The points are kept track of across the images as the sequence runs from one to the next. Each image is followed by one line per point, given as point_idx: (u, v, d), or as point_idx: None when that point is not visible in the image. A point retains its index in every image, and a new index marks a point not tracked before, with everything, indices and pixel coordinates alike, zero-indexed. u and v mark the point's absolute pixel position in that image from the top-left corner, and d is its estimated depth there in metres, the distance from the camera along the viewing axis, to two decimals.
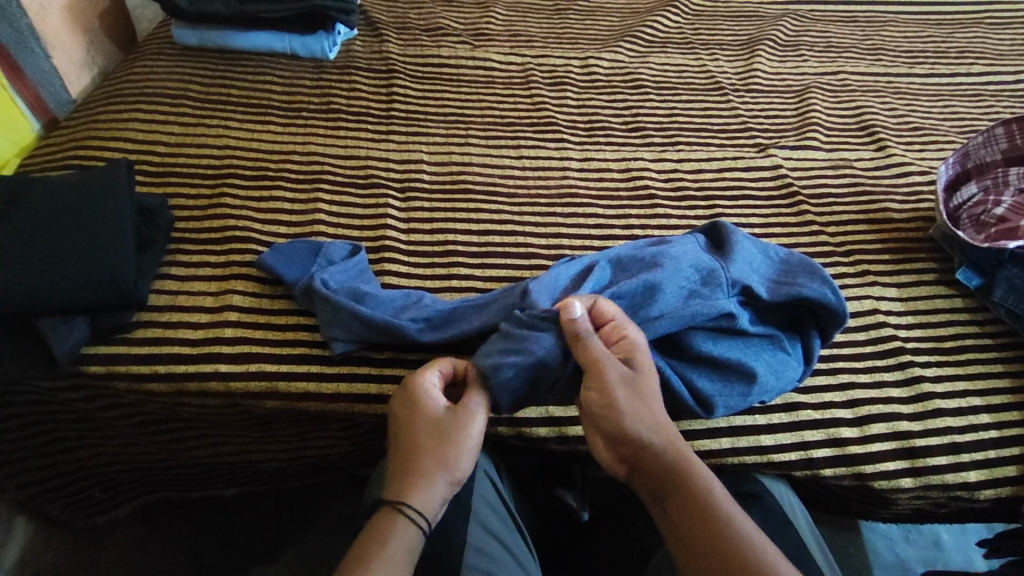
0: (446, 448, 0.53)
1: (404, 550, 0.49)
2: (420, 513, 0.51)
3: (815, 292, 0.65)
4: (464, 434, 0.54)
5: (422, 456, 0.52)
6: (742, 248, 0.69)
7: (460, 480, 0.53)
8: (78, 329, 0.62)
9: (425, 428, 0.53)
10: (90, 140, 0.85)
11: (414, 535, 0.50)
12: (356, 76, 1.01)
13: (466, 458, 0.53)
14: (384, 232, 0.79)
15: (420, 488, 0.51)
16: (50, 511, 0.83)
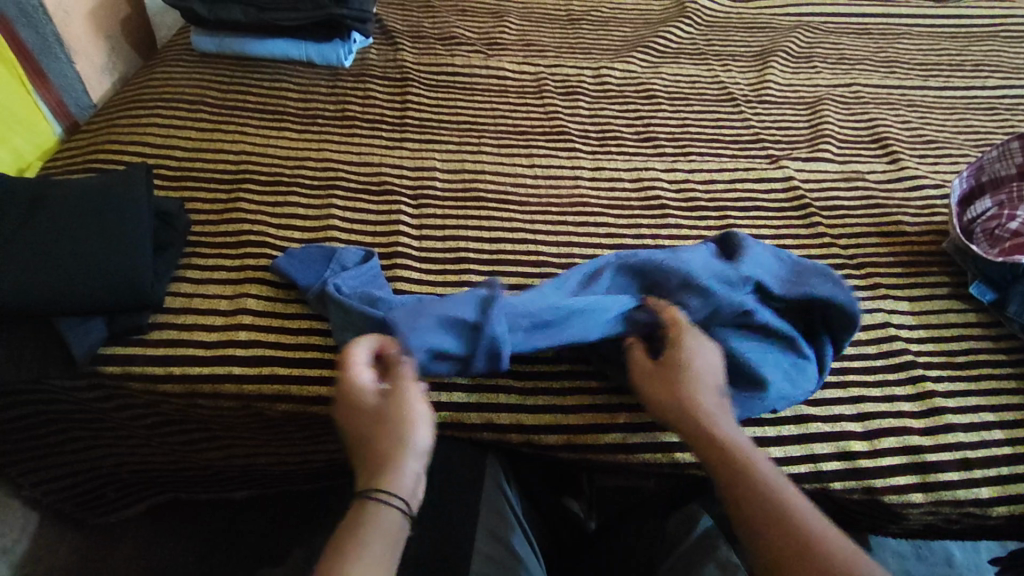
0: (399, 425, 0.51)
1: (390, 533, 0.47)
2: (393, 493, 0.49)
3: (827, 293, 0.67)
4: (409, 406, 0.52)
5: (378, 443, 0.51)
6: (756, 253, 0.70)
7: (424, 450, 0.52)
8: (96, 329, 0.63)
9: (372, 414, 0.52)
10: (110, 144, 0.87)
11: (396, 517, 0.48)
12: (370, 84, 1.03)
13: (422, 429, 0.52)
14: (396, 238, 0.80)
15: (388, 473, 0.49)
16: (63, 509, 0.84)
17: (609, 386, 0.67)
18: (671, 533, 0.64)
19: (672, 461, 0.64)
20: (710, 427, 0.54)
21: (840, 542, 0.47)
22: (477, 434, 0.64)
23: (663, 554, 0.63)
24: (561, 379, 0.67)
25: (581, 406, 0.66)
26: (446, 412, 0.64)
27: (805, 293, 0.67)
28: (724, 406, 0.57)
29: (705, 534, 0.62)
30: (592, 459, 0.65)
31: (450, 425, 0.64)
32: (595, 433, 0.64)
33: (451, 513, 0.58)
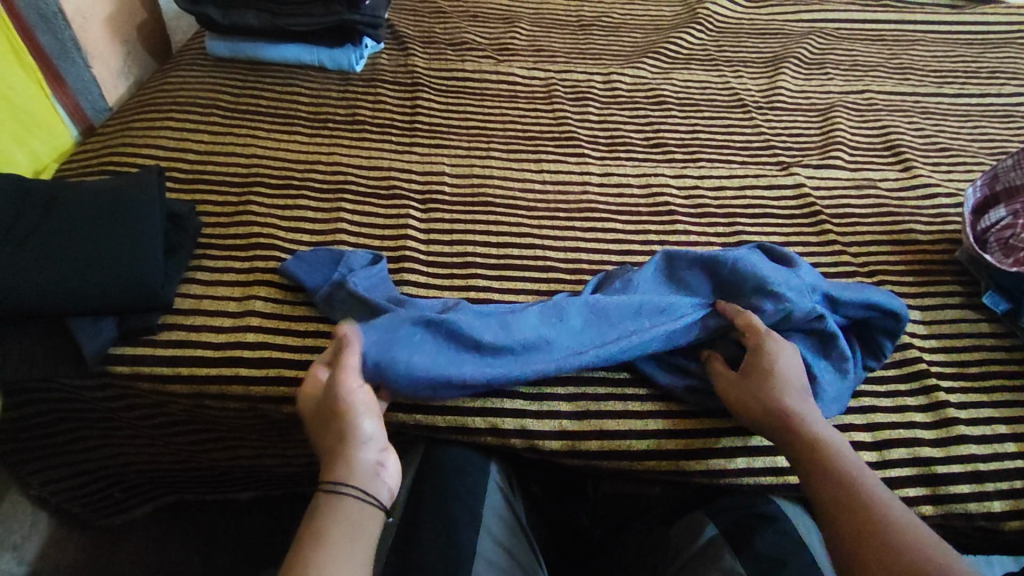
0: (341, 418, 0.53)
1: (350, 518, 0.49)
2: (346, 481, 0.50)
3: (886, 300, 0.68)
4: (346, 396, 0.54)
5: (328, 440, 0.53)
6: (805, 261, 0.72)
7: (374, 437, 0.53)
8: (106, 329, 0.64)
9: (321, 415, 0.55)
10: (124, 147, 0.88)
11: (354, 503, 0.49)
12: (381, 89, 1.04)
13: (365, 418, 0.54)
14: (404, 242, 0.80)
15: (340, 466, 0.51)
16: (72, 507, 0.85)
17: (614, 392, 0.67)
18: (676, 543, 0.63)
19: (674, 467, 0.64)
20: (801, 429, 0.57)
21: (922, 534, 0.48)
22: (481, 438, 0.64)
23: (667, 561, 0.62)
24: (566, 383, 0.67)
25: (586, 411, 0.65)
26: (450, 416, 0.64)
27: (864, 298, 0.68)
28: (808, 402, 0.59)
29: (711, 541, 0.60)
30: (597, 466, 0.64)
31: (454, 429, 0.64)
32: (599, 439, 0.64)
33: (447, 510, 0.58)
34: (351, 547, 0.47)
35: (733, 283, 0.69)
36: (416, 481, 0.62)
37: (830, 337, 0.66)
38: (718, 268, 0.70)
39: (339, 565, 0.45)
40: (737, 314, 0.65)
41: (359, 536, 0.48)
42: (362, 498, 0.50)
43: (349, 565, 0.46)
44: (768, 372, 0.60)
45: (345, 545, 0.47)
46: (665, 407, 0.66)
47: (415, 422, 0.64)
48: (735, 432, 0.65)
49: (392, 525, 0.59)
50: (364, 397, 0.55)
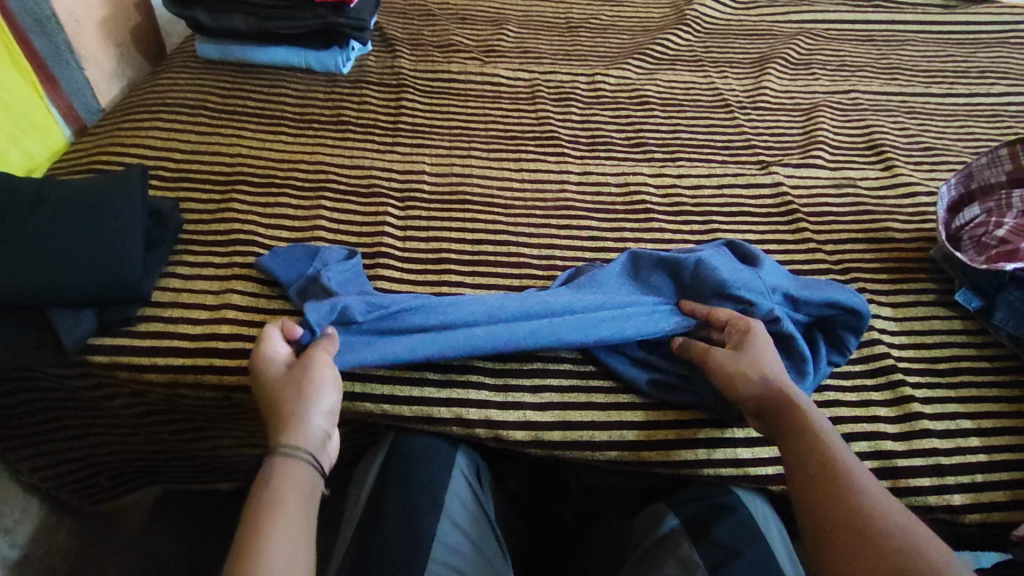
0: (306, 388, 0.55)
1: (302, 483, 0.49)
2: (300, 446, 0.51)
3: (845, 298, 0.69)
4: (315, 371, 0.56)
5: (284, 404, 0.54)
6: (768, 261, 0.73)
7: (331, 413, 0.55)
8: (86, 321, 0.66)
9: (282, 382, 0.56)
10: (113, 147, 0.91)
11: (306, 469, 0.50)
12: (367, 90, 1.06)
13: (329, 394, 0.56)
14: (381, 239, 0.82)
15: (294, 430, 0.52)
16: (60, 495, 0.87)
17: (578, 383, 0.68)
18: (638, 531, 0.64)
19: (636, 458, 0.65)
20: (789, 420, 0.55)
21: (901, 531, 0.46)
22: (446, 428, 0.66)
23: (629, 552, 0.62)
24: (531, 375, 0.69)
25: (549, 402, 0.67)
26: (416, 406, 0.66)
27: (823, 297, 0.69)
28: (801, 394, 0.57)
29: (671, 532, 0.60)
30: (560, 456, 0.66)
31: (419, 419, 0.66)
32: (561, 430, 0.65)
33: (409, 497, 0.59)
34: (303, 512, 0.48)
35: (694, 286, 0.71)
36: (382, 470, 0.63)
37: (787, 338, 0.66)
38: (680, 269, 0.72)
39: (293, 526, 0.46)
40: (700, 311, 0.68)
41: (308, 501, 0.49)
42: (311, 465, 0.51)
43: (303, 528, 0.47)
44: (753, 348, 0.61)
45: (297, 506, 0.48)
46: (630, 397, 0.68)
47: (381, 412, 0.65)
48: (697, 425, 0.66)
49: (358, 511, 0.60)
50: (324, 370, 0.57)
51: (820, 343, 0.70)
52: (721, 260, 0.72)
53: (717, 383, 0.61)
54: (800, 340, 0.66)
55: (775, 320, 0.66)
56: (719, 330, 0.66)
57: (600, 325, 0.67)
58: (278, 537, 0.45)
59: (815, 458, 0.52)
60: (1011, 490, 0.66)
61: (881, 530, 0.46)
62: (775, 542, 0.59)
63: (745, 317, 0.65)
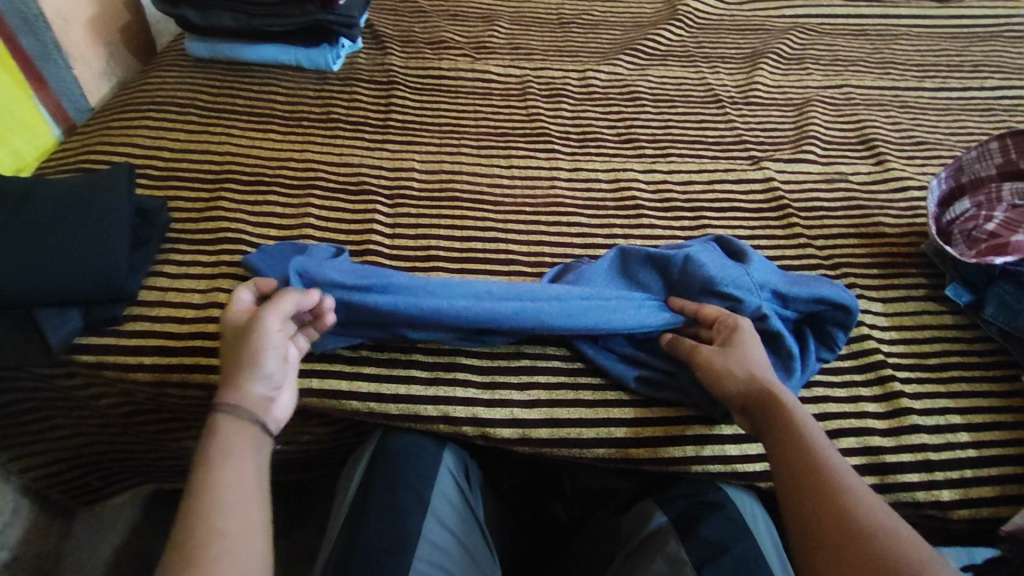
0: (244, 350, 0.54)
1: (240, 440, 0.50)
2: (237, 405, 0.51)
3: (833, 293, 0.69)
4: (255, 331, 0.55)
5: (227, 366, 0.54)
6: (757, 257, 0.73)
7: (272, 372, 0.54)
8: (72, 320, 0.66)
9: (228, 343, 0.56)
10: (102, 146, 0.90)
11: (245, 426, 0.51)
12: (357, 88, 1.05)
13: (269, 353, 0.55)
14: (369, 236, 0.82)
15: (232, 391, 0.52)
16: (51, 494, 0.87)
17: (565, 380, 0.68)
18: (626, 529, 0.64)
19: (623, 455, 0.65)
20: (774, 416, 0.55)
21: (883, 528, 0.46)
22: (434, 426, 0.66)
23: (618, 550, 0.62)
24: (519, 373, 0.69)
25: (536, 399, 0.67)
26: (403, 404, 0.66)
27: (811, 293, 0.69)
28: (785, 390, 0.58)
29: (659, 529, 0.60)
30: (548, 454, 0.66)
31: (407, 417, 0.65)
32: (548, 427, 0.65)
33: (395, 496, 0.59)
34: (245, 466, 0.48)
35: (683, 283, 0.70)
36: (368, 469, 0.62)
37: (776, 336, 0.66)
38: (669, 266, 0.72)
39: (232, 482, 0.46)
40: (686, 307, 0.67)
41: (250, 455, 0.49)
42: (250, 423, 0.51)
43: (244, 481, 0.47)
44: (740, 344, 0.61)
45: (240, 463, 0.48)
46: (617, 393, 0.68)
47: (369, 410, 0.65)
48: (685, 421, 0.66)
49: (344, 510, 0.60)
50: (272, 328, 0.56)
51: (809, 338, 0.70)
52: (711, 257, 0.71)
53: (704, 381, 0.61)
54: (788, 337, 0.66)
55: (763, 316, 0.66)
56: (707, 328, 0.65)
57: (585, 313, 0.67)
58: (218, 493, 0.45)
59: (800, 458, 0.52)
60: (1000, 486, 0.66)
61: (866, 531, 0.46)
62: (762, 537, 0.59)
63: (733, 315, 0.65)
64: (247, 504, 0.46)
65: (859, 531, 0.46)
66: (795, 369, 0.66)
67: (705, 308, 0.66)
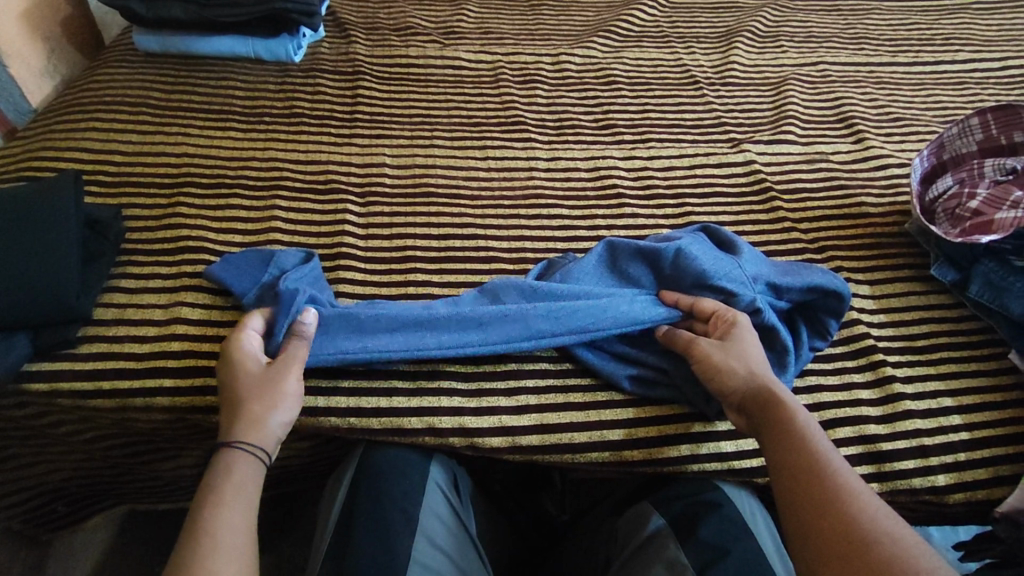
0: (269, 393, 0.55)
1: (247, 483, 0.50)
2: (257, 445, 0.52)
3: (826, 281, 0.67)
4: (281, 380, 0.56)
5: (247, 404, 0.53)
6: (746, 247, 0.71)
7: (291, 421, 0.55)
8: (20, 347, 0.61)
9: (249, 380, 0.55)
10: (45, 150, 0.84)
11: (255, 469, 0.51)
12: (321, 79, 1.00)
13: (291, 403, 0.55)
14: (341, 238, 0.78)
15: (249, 428, 0.52)
16: (13, 525, 0.82)
17: (553, 383, 0.66)
18: (623, 531, 0.62)
19: (617, 458, 0.63)
20: (770, 409, 0.54)
21: (880, 522, 0.45)
22: (418, 439, 0.63)
23: (615, 554, 0.60)
24: (506, 377, 0.66)
25: (525, 404, 0.64)
26: (385, 418, 0.62)
27: (804, 282, 0.67)
28: (778, 382, 0.56)
29: (657, 532, 0.58)
30: (540, 460, 0.64)
31: (390, 431, 0.62)
32: (539, 433, 0.63)
33: (382, 517, 0.56)
34: (246, 510, 0.48)
35: (675, 277, 0.68)
36: (353, 488, 0.59)
37: (770, 329, 0.64)
38: (660, 258, 0.69)
39: (229, 526, 0.46)
40: (681, 302, 0.65)
41: (252, 498, 0.49)
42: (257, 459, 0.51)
43: (244, 525, 0.47)
44: (738, 338, 0.59)
45: (242, 495, 0.49)
46: (608, 393, 0.66)
47: (349, 426, 0.62)
48: (679, 420, 0.65)
49: (327, 534, 0.56)
50: (293, 382, 0.56)
51: (802, 328, 0.69)
52: (701, 249, 0.69)
53: (699, 373, 0.59)
54: (782, 329, 0.64)
55: (758, 310, 0.64)
56: (702, 322, 0.63)
57: (572, 315, 0.64)
58: (217, 532, 0.46)
59: (796, 452, 0.51)
60: (994, 468, 0.65)
61: (868, 539, 0.44)
62: (761, 535, 0.58)
63: (729, 308, 0.63)
64: (241, 551, 0.46)
65: (856, 524, 0.45)
66: (790, 362, 0.65)
67: (702, 302, 0.64)
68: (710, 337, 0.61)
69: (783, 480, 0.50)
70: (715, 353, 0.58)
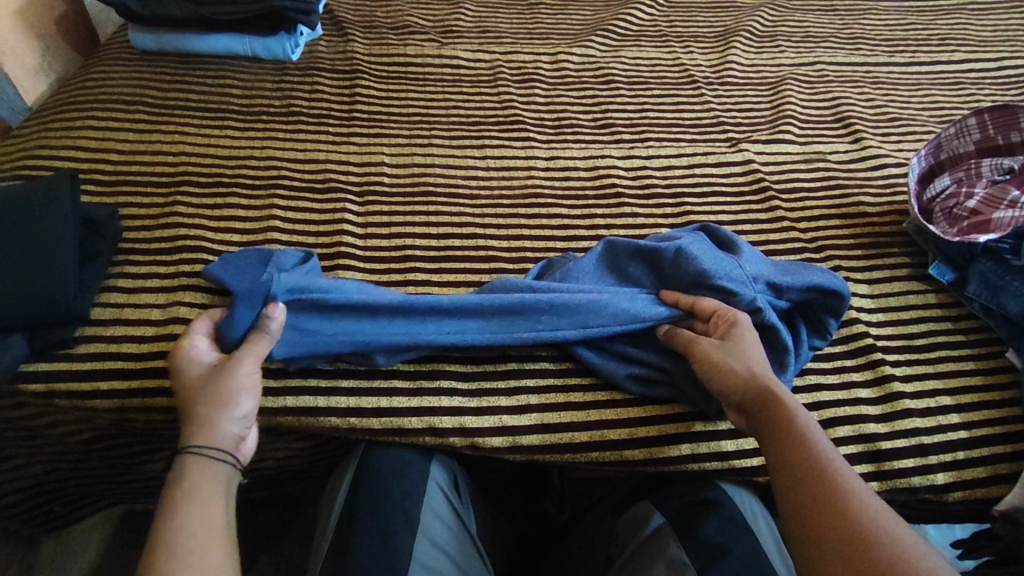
0: (216, 392, 0.53)
1: (201, 483, 0.49)
2: (207, 445, 0.51)
3: (826, 281, 0.67)
4: (228, 377, 0.55)
5: (194, 407, 0.53)
6: (746, 247, 0.71)
7: (246, 415, 0.54)
8: (16, 347, 0.60)
9: (194, 384, 0.54)
10: (41, 149, 0.84)
11: (210, 468, 0.50)
12: (318, 77, 1.00)
13: (242, 398, 0.54)
14: (340, 237, 0.78)
15: (199, 431, 0.51)
16: (10, 527, 0.81)
17: (554, 382, 0.66)
18: (623, 532, 0.62)
19: (618, 457, 0.63)
20: (772, 409, 0.54)
21: (879, 522, 0.45)
22: (419, 439, 0.62)
23: (616, 554, 0.60)
24: (507, 376, 0.66)
25: (526, 404, 0.64)
26: (386, 417, 0.62)
27: (804, 282, 0.67)
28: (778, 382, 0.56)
29: (657, 531, 0.58)
30: (540, 460, 0.64)
31: (390, 431, 0.62)
32: (540, 433, 0.63)
33: (384, 517, 0.55)
34: (213, 511, 0.48)
35: (676, 275, 0.68)
36: (353, 487, 0.59)
37: (770, 329, 0.64)
38: (660, 258, 0.69)
39: (191, 527, 0.46)
40: (683, 301, 0.65)
41: (212, 496, 0.49)
42: (214, 458, 0.51)
43: (211, 524, 0.47)
44: (739, 337, 0.59)
45: (204, 497, 0.48)
46: (608, 392, 0.66)
47: (350, 426, 0.62)
48: (679, 419, 0.65)
49: (328, 534, 0.56)
50: (240, 377, 0.55)
51: (802, 328, 0.69)
52: (701, 248, 0.69)
53: (700, 373, 0.59)
54: (782, 328, 0.64)
55: (759, 310, 0.63)
56: (702, 322, 0.64)
57: (576, 311, 0.65)
58: (174, 537, 0.45)
59: (797, 452, 0.51)
60: (993, 466, 0.66)
61: (869, 539, 0.44)
62: (762, 534, 0.58)
63: (730, 307, 0.63)
64: (206, 549, 0.45)
65: (855, 525, 0.45)
66: (790, 361, 0.65)
67: (703, 301, 0.64)
68: (711, 337, 0.61)
69: (786, 480, 0.50)
70: (716, 354, 0.58)
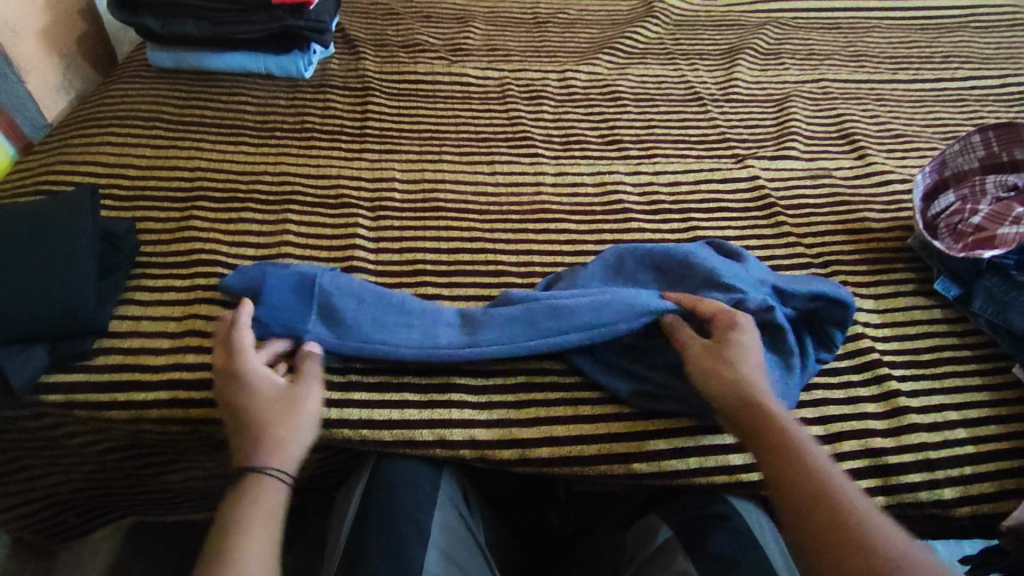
0: (292, 415, 0.56)
1: (272, 500, 0.51)
2: (282, 463, 0.53)
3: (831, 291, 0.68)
4: (301, 402, 0.58)
5: (269, 425, 0.55)
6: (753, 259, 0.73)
7: (310, 442, 0.57)
8: (37, 358, 0.62)
9: (267, 402, 0.57)
10: (62, 165, 0.86)
11: (281, 486, 0.52)
12: (331, 95, 1.02)
13: (310, 424, 0.57)
14: (352, 252, 0.79)
15: (273, 449, 0.54)
16: (23, 536, 0.82)
17: (563, 396, 0.67)
18: (630, 543, 0.62)
19: (626, 470, 0.64)
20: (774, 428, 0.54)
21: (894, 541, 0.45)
22: (430, 451, 0.63)
23: (625, 562, 0.61)
24: (516, 391, 0.67)
25: (535, 417, 0.65)
26: (397, 429, 0.63)
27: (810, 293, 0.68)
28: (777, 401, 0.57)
29: (665, 543, 0.59)
30: (550, 472, 0.64)
31: (402, 443, 0.63)
32: (550, 446, 0.64)
33: (394, 528, 0.56)
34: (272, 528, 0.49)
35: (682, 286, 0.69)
36: (364, 499, 0.60)
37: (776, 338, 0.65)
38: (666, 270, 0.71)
39: (256, 542, 0.47)
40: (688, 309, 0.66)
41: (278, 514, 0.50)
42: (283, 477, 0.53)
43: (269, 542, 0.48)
44: (738, 344, 0.60)
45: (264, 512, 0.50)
46: (616, 406, 0.67)
47: (362, 438, 0.63)
48: (688, 433, 0.65)
49: (339, 544, 0.57)
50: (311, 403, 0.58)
51: (808, 338, 0.69)
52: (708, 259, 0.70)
53: (700, 385, 0.59)
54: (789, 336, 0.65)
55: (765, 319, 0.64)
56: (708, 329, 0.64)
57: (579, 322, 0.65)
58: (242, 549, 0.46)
59: (803, 472, 0.50)
60: (1000, 481, 0.66)
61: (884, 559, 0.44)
62: (770, 546, 0.58)
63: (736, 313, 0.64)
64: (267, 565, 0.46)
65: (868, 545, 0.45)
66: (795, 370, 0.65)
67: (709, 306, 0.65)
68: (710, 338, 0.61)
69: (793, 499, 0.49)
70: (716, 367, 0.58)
